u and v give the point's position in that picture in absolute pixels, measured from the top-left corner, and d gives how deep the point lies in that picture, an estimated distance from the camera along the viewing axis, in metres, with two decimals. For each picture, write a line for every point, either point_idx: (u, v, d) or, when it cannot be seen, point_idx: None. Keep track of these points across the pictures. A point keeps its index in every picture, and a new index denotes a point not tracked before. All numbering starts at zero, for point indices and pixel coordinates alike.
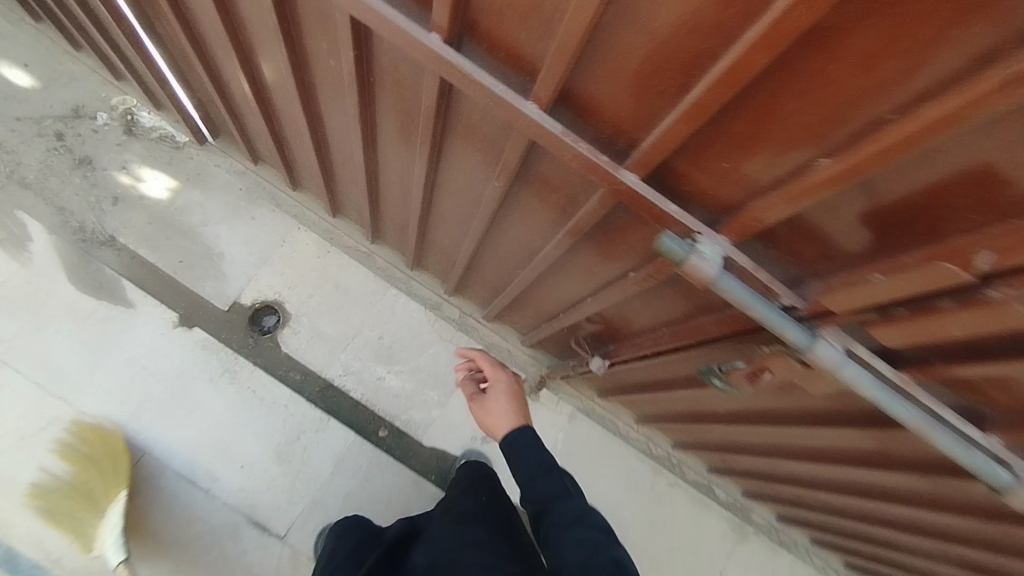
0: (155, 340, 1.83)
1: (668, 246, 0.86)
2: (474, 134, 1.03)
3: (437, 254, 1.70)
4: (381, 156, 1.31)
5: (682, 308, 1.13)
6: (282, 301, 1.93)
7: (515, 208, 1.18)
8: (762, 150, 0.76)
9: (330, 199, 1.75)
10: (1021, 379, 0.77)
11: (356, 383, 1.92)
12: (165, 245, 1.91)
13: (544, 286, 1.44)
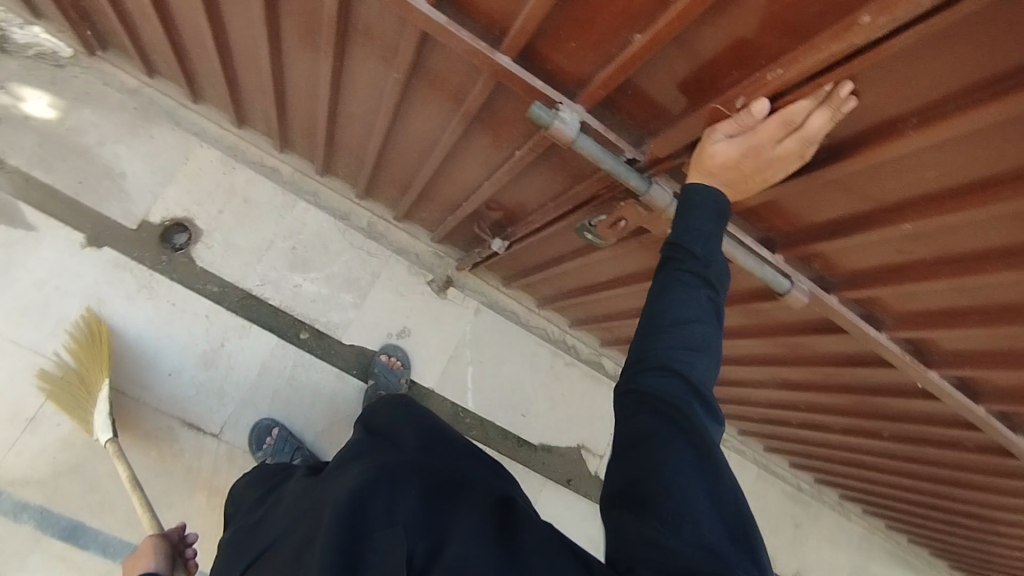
0: (63, 261, 1.86)
1: (540, 114, 1.00)
2: (374, 35, 1.16)
3: (346, 158, 1.81)
4: (286, 62, 1.40)
5: (560, 181, 1.35)
6: (192, 219, 1.99)
7: (414, 102, 1.33)
8: (595, 33, 0.92)
9: (237, 108, 1.80)
10: (782, 199, 1.07)
11: (274, 291, 2.04)
12: (59, 166, 1.89)
13: (446, 176, 1.60)
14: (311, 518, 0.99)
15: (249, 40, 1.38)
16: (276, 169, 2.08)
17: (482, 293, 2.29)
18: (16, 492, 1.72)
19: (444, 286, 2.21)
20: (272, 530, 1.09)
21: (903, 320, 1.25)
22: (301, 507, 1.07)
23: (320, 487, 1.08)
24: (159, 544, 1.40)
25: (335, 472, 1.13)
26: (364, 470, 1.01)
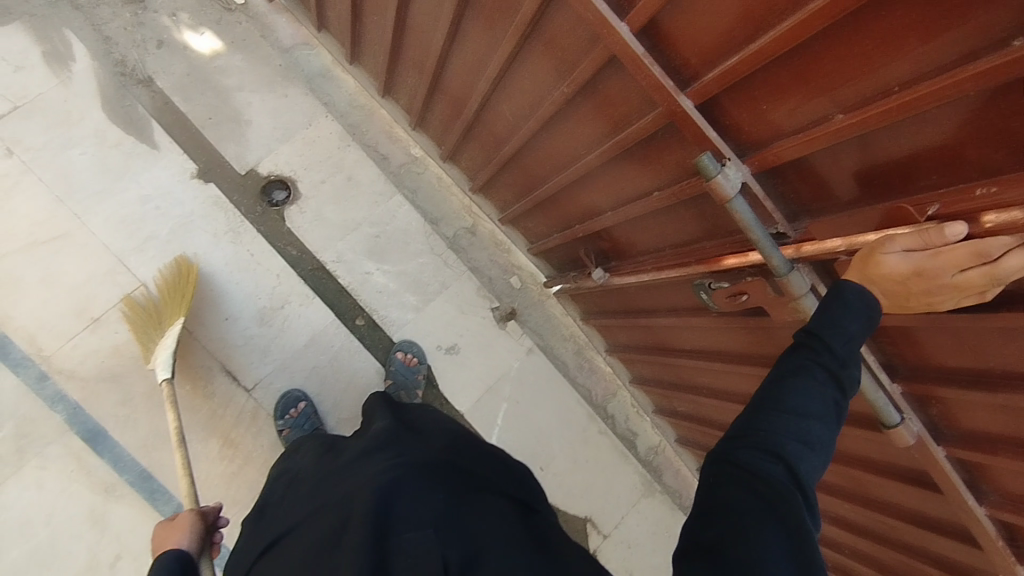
0: (170, 184, 1.93)
1: (707, 164, 1.02)
2: (558, 44, 1.22)
3: (477, 148, 1.90)
4: (462, 37, 1.49)
5: (690, 231, 1.39)
6: (295, 179, 2.05)
7: (572, 115, 1.37)
8: (794, 102, 0.94)
9: (389, 73, 1.93)
10: (918, 326, 1.02)
11: (346, 272, 2.05)
12: (197, 97, 1.99)
13: (573, 194, 1.66)
14: (335, 508, 1.01)
15: (434, 13, 1.49)
16: (387, 158, 2.15)
17: (538, 336, 2.25)
18: (60, 381, 1.79)
19: (505, 318, 2.21)
20: (287, 516, 1.10)
21: (1012, 501, 1.13)
22: (320, 497, 1.08)
23: (338, 479, 1.09)
24: (193, 519, 1.38)
25: (356, 462, 1.13)
26: (388, 474, 1.02)
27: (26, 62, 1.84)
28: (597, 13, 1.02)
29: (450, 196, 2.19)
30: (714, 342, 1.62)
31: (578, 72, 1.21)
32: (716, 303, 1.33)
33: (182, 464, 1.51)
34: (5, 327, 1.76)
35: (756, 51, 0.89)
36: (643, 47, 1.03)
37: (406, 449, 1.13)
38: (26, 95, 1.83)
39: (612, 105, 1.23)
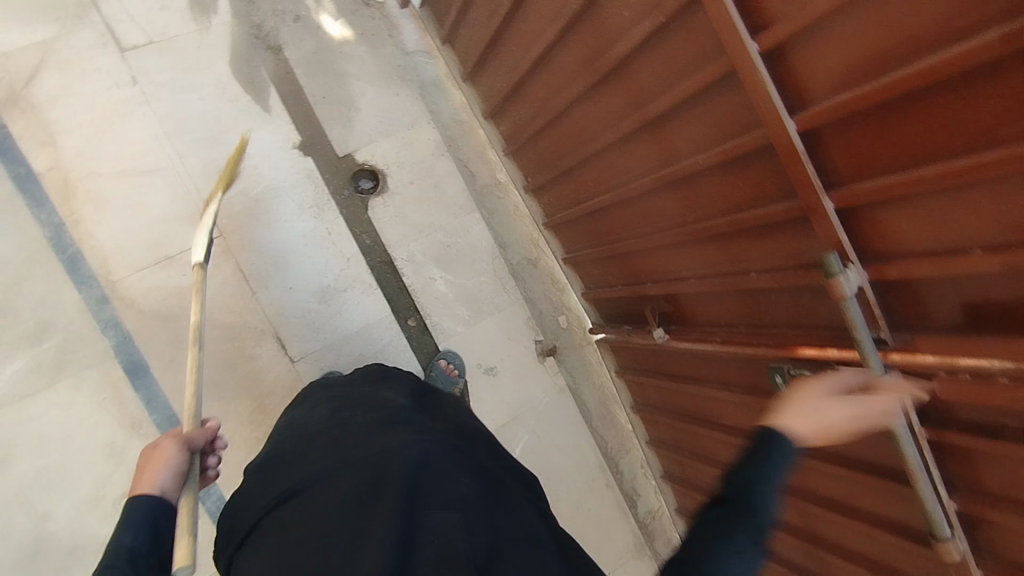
0: (272, 149, 1.99)
1: (832, 261, 1.12)
2: (709, 119, 1.31)
3: (566, 190, 2.00)
4: (596, 92, 1.59)
5: (771, 316, 1.48)
6: (385, 173, 2.11)
7: (693, 184, 1.46)
8: (936, 228, 1.04)
9: (502, 102, 2.04)
10: (996, 454, 1.10)
11: (412, 271, 2.11)
12: (317, 74, 2.07)
13: (654, 256, 1.76)
14: (367, 464, 1.04)
15: (578, 64, 1.60)
16: (474, 174, 2.23)
17: (572, 377, 2.31)
18: (118, 308, 1.78)
19: (545, 353, 2.27)
20: (310, 466, 1.12)
21: None
22: (346, 454, 1.10)
23: (366, 440, 1.13)
24: (181, 458, 1.05)
25: (384, 430, 1.17)
26: (421, 446, 1.07)
27: (171, 3, 1.91)
28: (770, 107, 1.13)
29: (523, 224, 2.27)
30: (759, 423, 1.69)
31: (725, 146, 1.30)
32: (792, 388, 1.42)
33: (194, 368, 1.24)
34: (83, 242, 1.77)
35: (919, 177, 1.00)
36: (803, 145, 1.14)
37: (431, 431, 1.19)
38: (163, 34, 1.90)
39: (741, 185, 1.33)
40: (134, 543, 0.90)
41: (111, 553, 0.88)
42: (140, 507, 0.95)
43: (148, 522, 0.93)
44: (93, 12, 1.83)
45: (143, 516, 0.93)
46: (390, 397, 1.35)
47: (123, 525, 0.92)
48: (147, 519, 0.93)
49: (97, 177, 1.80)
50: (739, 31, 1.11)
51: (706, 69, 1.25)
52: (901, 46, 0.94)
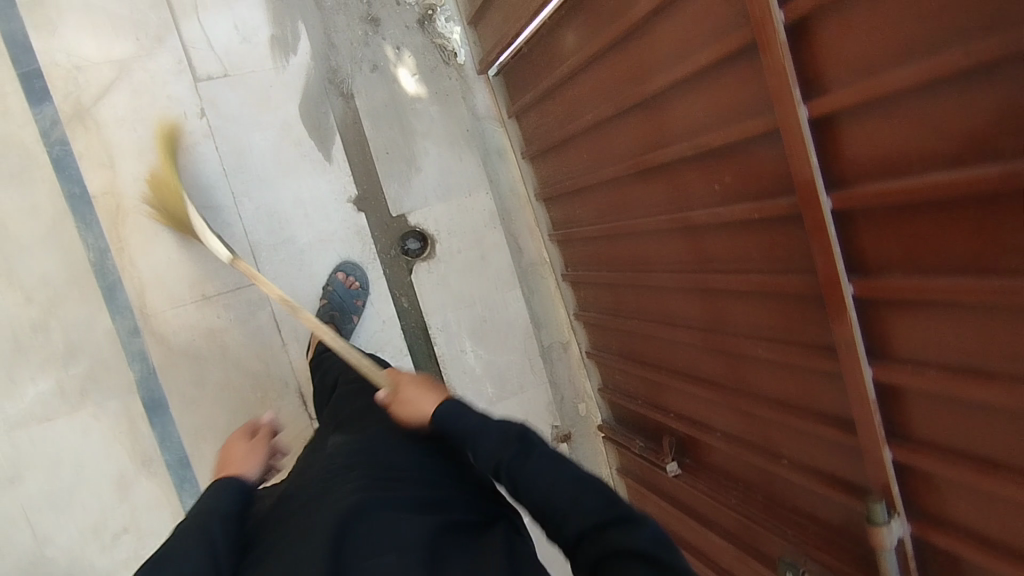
0: (327, 200, 1.96)
1: (878, 510, 1.11)
2: (777, 315, 1.28)
3: (609, 297, 1.94)
4: (661, 234, 1.53)
5: (794, 503, 1.46)
6: (436, 240, 2.09)
7: (745, 360, 1.43)
8: (1001, 523, 1.01)
9: (560, 195, 1.98)
10: None
11: (445, 341, 2.09)
12: (384, 129, 2.02)
13: (684, 397, 1.72)
14: (288, 538, 0.95)
15: (648, 204, 1.55)
16: (521, 251, 2.20)
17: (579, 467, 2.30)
18: (147, 342, 1.78)
19: (560, 439, 2.27)
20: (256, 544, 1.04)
21: None
22: (274, 526, 1.01)
23: (294, 503, 1.04)
24: (264, 455, 1.22)
25: (316, 485, 1.07)
26: (346, 500, 0.99)
27: (253, 37, 1.87)
28: (851, 347, 1.09)
29: (560, 308, 2.24)
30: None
31: (790, 349, 1.27)
32: None
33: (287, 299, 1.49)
34: (124, 272, 1.76)
35: (998, 477, 0.96)
36: (877, 393, 1.10)
37: (361, 468, 1.09)
38: (238, 67, 1.86)
39: (797, 385, 1.31)
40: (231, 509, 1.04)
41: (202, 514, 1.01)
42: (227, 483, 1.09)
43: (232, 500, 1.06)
44: (173, 35, 1.79)
45: (235, 491, 1.08)
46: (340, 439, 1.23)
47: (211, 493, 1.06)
48: (238, 497, 1.08)
49: (150, 206, 1.79)
50: (838, 272, 1.05)
51: (782, 277, 1.21)
52: (1007, 366, 0.91)
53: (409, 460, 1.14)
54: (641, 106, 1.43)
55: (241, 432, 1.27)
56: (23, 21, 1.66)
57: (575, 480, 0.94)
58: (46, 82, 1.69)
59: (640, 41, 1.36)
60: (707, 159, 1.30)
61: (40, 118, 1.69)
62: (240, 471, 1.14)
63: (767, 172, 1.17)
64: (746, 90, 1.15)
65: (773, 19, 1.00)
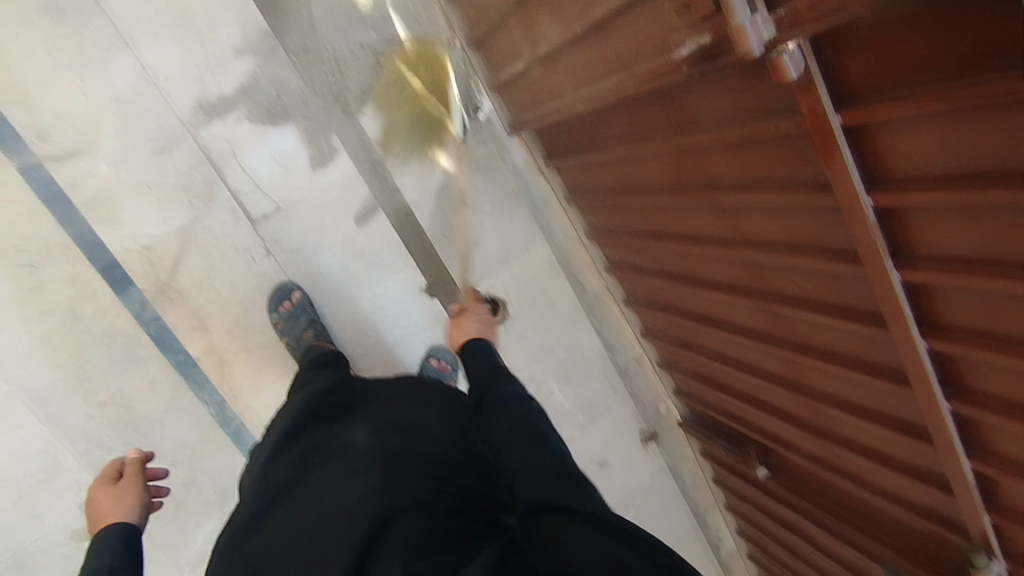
0: (401, 297, 2.05)
1: (979, 558, 1.36)
2: (866, 389, 1.43)
3: (678, 330, 2.08)
4: (735, 302, 1.64)
5: (887, 515, 1.68)
6: (507, 302, 2.18)
7: (830, 412, 1.59)
8: None
9: (614, 245, 2.05)
10: None
11: (534, 390, 2.26)
12: (436, 212, 2.05)
13: (767, 422, 1.89)
14: (316, 536, 1.04)
15: (718, 272, 1.64)
16: (585, 288, 2.26)
17: (670, 459, 2.51)
18: None
19: (647, 439, 2.48)
20: (266, 538, 1.10)
21: None
22: (290, 527, 1.09)
23: (310, 493, 1.13)
24: (139, 489, 1.29)
25: (337, 469, 1.14)
26: (373, 495, 1.06)
27: (294, 163, 1.89)
28: (948, 445, 1.25)
29: (629, 330, 2.33)
30: (843, 557, 1.96)
31: (887, 419, 1.44)
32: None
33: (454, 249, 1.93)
34: (246, 415, 1.94)
35: None
36: (975, 478, 1.27)
37: (380, 461, 1.13)
38: (289, 198, 1.90)
39: (889, 443, 1.48)
40: (114, 561, 1.09)
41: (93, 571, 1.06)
42: (111, 531, 1.16)
43: (122, 545, 1.13)
44: (222, 187, 1.83)
45: (117, 538, 1.15)
46: (349, 428, 1.26)
47: (100, 549, 1.11)
48: (121, 540, 1.15)
49: (249, 351, 1.92)
50: (935, 397, 1.19)
51: (879, 367, 1.35)
52: None
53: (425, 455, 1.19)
54: (718, 206, 1.43)
55: (106, 475, 1.31)
56: (88, 218, 1.73)
57: (543, 483, 1.02)
58: (125, 268, 1.77)
59: (702, 155, 1.38)
60: (787, 267, 1.38)
61: (130, 303, 1.78)
62: (121, 517, 1.20)
63: (850, 293, 1.27)
64: (826, 230, 1.22)
65: (863, 206, 1.04)
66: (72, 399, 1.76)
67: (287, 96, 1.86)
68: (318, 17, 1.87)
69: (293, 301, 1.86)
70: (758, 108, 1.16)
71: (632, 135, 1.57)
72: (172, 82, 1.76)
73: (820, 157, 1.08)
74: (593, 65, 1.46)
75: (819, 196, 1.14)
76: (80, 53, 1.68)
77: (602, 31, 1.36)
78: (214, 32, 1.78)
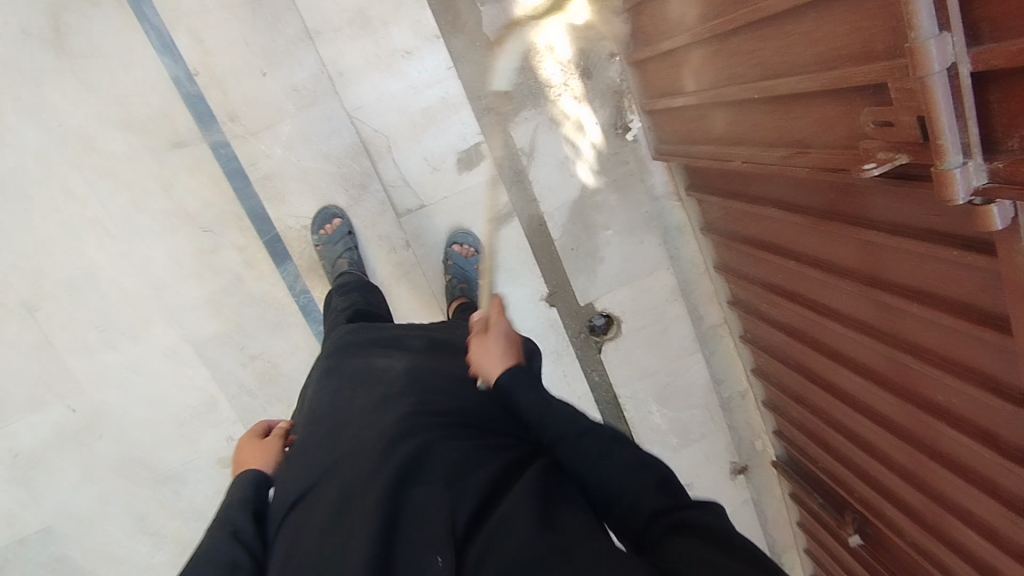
0: (522, 302, 2.11)
1: None
2: (997, 513, 1.35)
3: (792, 382, 2.03)
4: (865, 383, 1.58)
5: None
6: (621, 320, 2.21)
7: (951, 518, 1.51)
8: None
9: (742, 286, 2.01)
10: None
11: (634, 407, 2.30)
12: (568, 225, 2.08)
13: (872, 497, 1.83)
14: (347, 468, 1.03)
15: (852, 347, 1.59)
16: (701, 317, 2.25)
17: (756, 493, 2.50)
18: None
19: (736, 472, 2.46)
20: (313, 454, 1.11)
21: None
22: (333, 447, 1.10)
23: (354, 418, 1.15)
24: (279, 450, 1.25)
25: (378, 399, 1.17)
26: (410, 422, 1.07)
27: (442, 164, 1.97)
28: None
29: (738, 364, 2.31)
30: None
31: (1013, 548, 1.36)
32: None
33: (537, 224, 2.07)
34: None
35: None
36: None
37: (414, 392, 1.17)
38: (433, 196, 1.99)
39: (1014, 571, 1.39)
40: (247, 496, 1.10)
41: (229, 505, 1.07)
42: (249, 476, 1.15)
43: (256, 487, 1.13)
44: (376, 180, 1.96)
45: (251, 482, 1.14)
46: (394, 359, 1.29)
47: (239, 485, 1.13)
48: (255, 485, 1.13)
49: None
50: None
51: (1017, 502, 1.28)
52: None
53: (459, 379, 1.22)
54: (881, 302, 1.34)
55: (255, 431, 1.31)
56: (260, 196, 1.91)
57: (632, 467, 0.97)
58: (285, 243, 1.97)
59: (863, 245, 1.32)
60: (936, 376, 1.30)
61: (285, 275, 1.99)
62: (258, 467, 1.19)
63: (1005, 422, 1.20)
64: (994, 362, 1.14)
65: None
66: (229, 350, 2.01)
67: (445, 99, 1.93)
68: (485, 25, 1.91)
69: (334, 226, 1.92)
70: (941, 227, 1.09)
71: (790, 198, 1.50)
72: (345, 78, 1.88)
73: (1005, 297, 0.99)
74: (762, 128, 1.39)
75: (992, 332, 1.07)
76: (272, 45, 1.82)
77: (778, 103, 1.29)
78: (388, 32, 1.87)
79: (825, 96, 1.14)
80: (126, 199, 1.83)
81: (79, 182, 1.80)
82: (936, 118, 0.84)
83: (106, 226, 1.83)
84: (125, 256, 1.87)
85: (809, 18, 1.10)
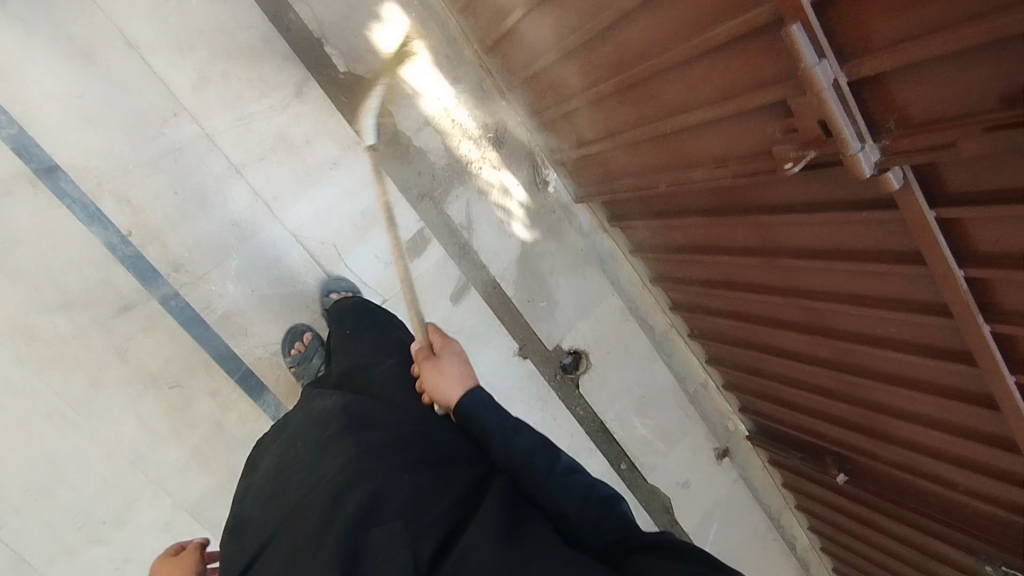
0: (497, 363, 2.22)
1: None
2: (948, 407, 1.65)
3: (746, 361, 2.30)
4: (812, 338, 1.85)
5: (966, 505, 1.91)
6: (588, 351, 2.38)
7: (914, 426, 1.80)
8: None
9: (680, 290, 2.26)
10: None
11: (621, 426, 2.46)
12: (521, 280, 2.24)
13: (842, 434, 2.10)
14: (292, 535, 0.90)
15: (791, 312, 1.86)
16: (653, 327, 2.48)
17: (743, 469, 2.72)
18: None
19: (721, 456, 2.68)
20: (256, 534, 0.98)
21: None
22: (274, 518, 0.97)
23: (290, 478, 1.02)
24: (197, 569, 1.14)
25: (313, 450, 1.04)
26: (356, 459, 0.95)
27: (391, 257, 2.09)
28: None
29: (693, 359, 2.56)
30: (925, 546, 2.17)
31: (971, 431, 1.67)
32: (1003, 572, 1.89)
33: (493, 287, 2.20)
34: None
35: None
36: None
37: (348, 428, 1.03)
38: (391, 289, 2.08)
39: (975, 451, 1.69)
40: None
41: None
42: None
43: None
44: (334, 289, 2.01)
45: None
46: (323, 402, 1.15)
47: None
48: None
49: None
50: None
51: (965, 393, 1.58)
52: None
53: (396, 402, 1.10)
54: (809, 266, 1.62)
55: (167, 552, 1.19)
56: (221, 336, 1.89)
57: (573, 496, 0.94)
58: (258, 375, 1.94)
59: (782, 228, 1.60)
60: (870, 313, 1.58)
61: (265, 406, 1.96)
62: None
63: (935, 330, 1.49)
64: (915, 288, 1.43)
65: (956, 276, 1.25)
66: (226, 500, 1.93)
67: (380, 196, 2.03)
68: (400, 123, 2.03)
69: (304, 342, 1.93)
70: (843, 199, 1.39)
71: (709, 206, 1.78)
72: (279, 200, 1.93)
73: (913, 236, 1.28)
74: (676, 154, 1.66)
75: (909, 265, 1.36)
76: (200, 188, 1.84)
77: (690, 132, 1.56)
78: (311, 150, 1.96)
79: (732, 119, 1.42)
80: (81, 379, 1.74)
81: (25, 379, 1.69)
82: (833, 118, 1.10)
83: (64, 413, 1.73)
84: (92, 439, 1.76)
85: (704, 64, 1.39)
